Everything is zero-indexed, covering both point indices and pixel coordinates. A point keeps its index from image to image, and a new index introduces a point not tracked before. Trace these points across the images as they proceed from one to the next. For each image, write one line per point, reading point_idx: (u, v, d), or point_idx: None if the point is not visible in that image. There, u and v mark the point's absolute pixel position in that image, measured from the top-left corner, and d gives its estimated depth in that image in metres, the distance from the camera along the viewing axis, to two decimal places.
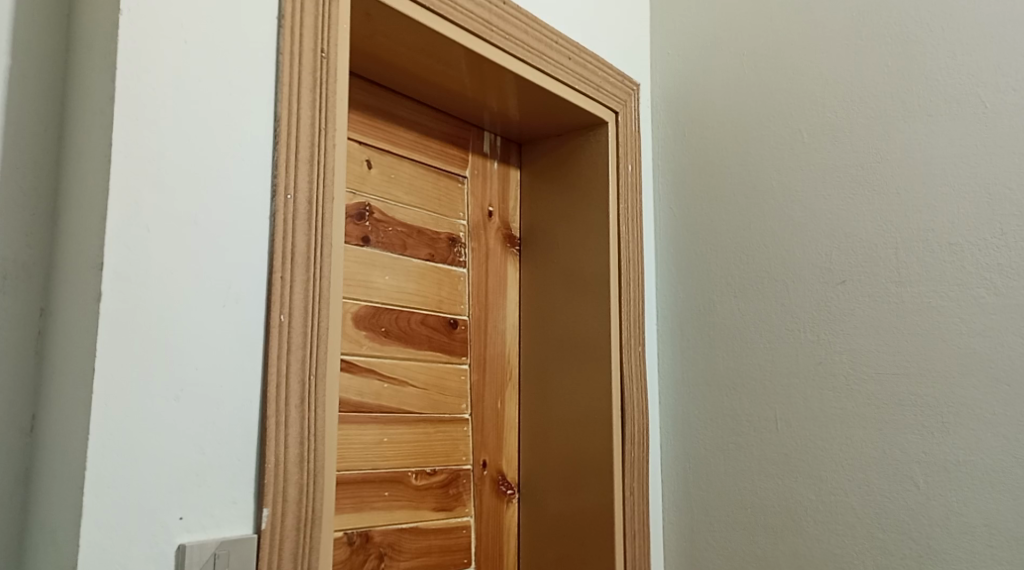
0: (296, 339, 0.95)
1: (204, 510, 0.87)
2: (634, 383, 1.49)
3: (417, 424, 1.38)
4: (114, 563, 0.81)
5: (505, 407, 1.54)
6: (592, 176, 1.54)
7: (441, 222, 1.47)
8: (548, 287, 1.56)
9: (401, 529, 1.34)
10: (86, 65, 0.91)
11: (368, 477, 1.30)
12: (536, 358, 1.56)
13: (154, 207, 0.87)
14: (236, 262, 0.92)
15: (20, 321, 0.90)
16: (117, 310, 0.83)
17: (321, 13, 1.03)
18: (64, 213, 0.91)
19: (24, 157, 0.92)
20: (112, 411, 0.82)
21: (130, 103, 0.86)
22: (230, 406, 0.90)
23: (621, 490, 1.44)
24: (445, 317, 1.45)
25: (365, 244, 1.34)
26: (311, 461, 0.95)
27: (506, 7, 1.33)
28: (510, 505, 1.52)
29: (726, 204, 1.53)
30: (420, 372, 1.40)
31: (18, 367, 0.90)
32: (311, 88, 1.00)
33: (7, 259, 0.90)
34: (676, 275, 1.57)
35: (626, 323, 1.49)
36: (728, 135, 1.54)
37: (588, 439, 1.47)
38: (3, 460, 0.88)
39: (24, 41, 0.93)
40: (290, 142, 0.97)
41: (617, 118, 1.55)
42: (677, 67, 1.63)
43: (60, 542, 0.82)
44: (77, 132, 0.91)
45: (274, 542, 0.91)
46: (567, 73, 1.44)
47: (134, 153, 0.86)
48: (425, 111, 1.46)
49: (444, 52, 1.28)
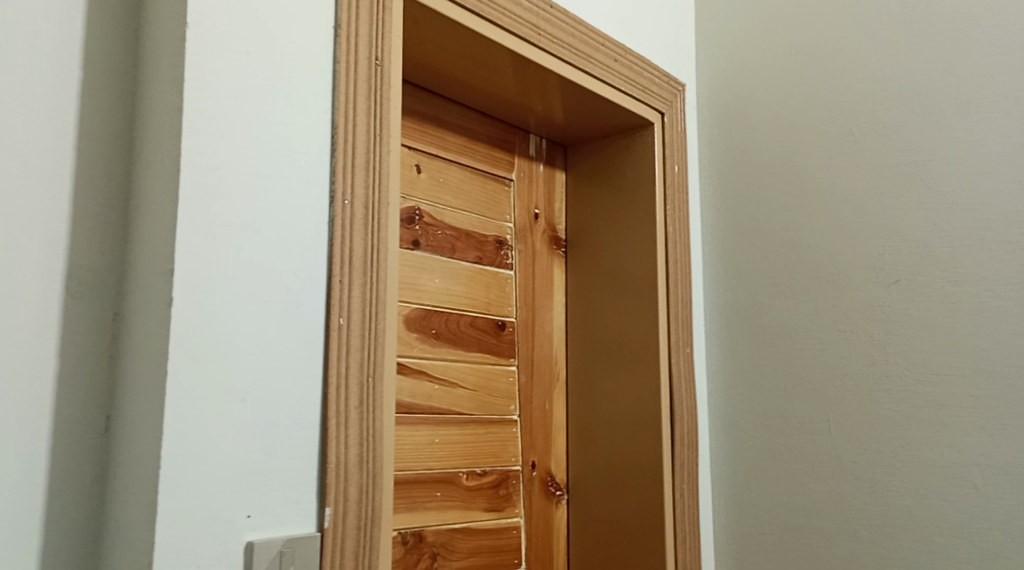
0: (355, 343, 0.97)
1: (271, 509, 0.90)
2: (683, 385, 1.49)
3: (467, 424, 1.40)
4: (185, 561, 0.83)
5: (554, 408, 1.55)
6: (639, 178, 1.54)
7: (489, 225, 1.48)
8: (596, 288, 1.57)
9: (453, 529, 1.35)
10: (155, 77, 0.94)
11: (420, 477, 1.32)
12: (584, 359, 1.57)
13: (220, 216, 0.89)
14: (298, 267, 0.95)
15: (94, 326, 0.94)
16: (188, 315, 0.86)
17: (376, 21, 1.05)
18: (134, 222, 0.94)
19: (97, 168, 0.96)
20: (184, 414, 0.85)
21: (197, 115, 0.89)
22: (293, 407, 0.93)
23: (672, 493, 1.44)
24: (494, 320, 1.47)
25: (416, 248, 1.36)
26: (370, 462, 0.97)
27: (552, 11, 1.34)
28: (559, 506, 1.53)
29: (774, 204, 1.52)
30: (469, 373, 1.41)
31: (92, 370, 0.93)
32: (366, 96, 1.02)
33: (82, 266, 0.93)
34: (724, 276, 1.57)
35: (675, 325, 1.49)
36: (775, 134, 1.54)
37: (638, 442, 1.47)
38: (80, 459, 0.91)
39: (95, 55, 0.97)
40: (347, 149, 1.00)
41: (663, 119, 1.55)
42: (722, 67, 1.63)
43: (135, 539, 0.84)
44: (146, 143, 0.94)
45: (337, 541, 0.93)
46: (614, 75, 1.45)
47: (201, 163, 0.88)
48: (472, 116, 1.48)
49: (492, 57, 1.30)
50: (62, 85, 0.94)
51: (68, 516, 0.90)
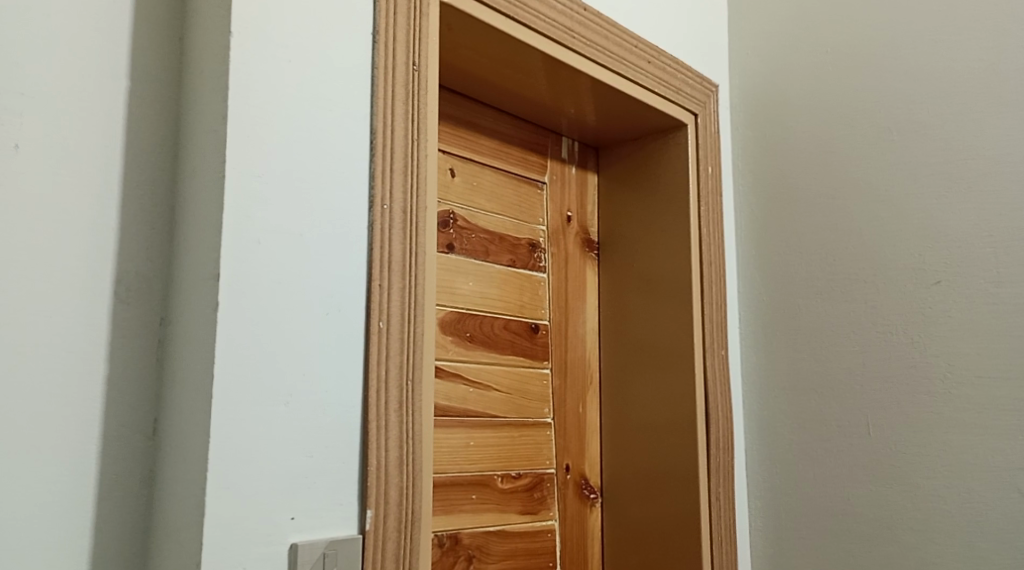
0: (394, 346, 0.98)
1: (314, 511, 0.91)
2: (719, 388, 1.48)
3: (502, 427, 1.40)
4: (234, 561, 0.84)
5: (587, 411, 1.55)
6: (672, 180, 1.54)
7: (522, 228, 1.49)
8: (629, 291, 1.57)
9: (488, 532, 1.36)
10: (199, 84, 0.95)
11: (456, 480, 1.32)
12: (617, 362, 1.56)
13: (263, 220, 0.90)
14: (338, 271, 0.96)
15: (142, 331, 0.95)
16: (232, 320, 0.87)
17: (413, 26, 1.05)
18: (180, 228, 0.96)
19: (143, 175, 0.97)
20: (228, 417, 0.86)
21: (241, 121, 0.90)
22: (334, 410, 0.94)
23: (709, 497, 1.43)
24: (527, 322, 1.47)
25: (450, 251, 1.37)
26: (410, 465, 0.97)
27: (586, 13, 1.34)
28: (594, 509, 1.53)
29: (810, 205, 1.51)
30: (503, 376, 1.42)
31: (140, 374, 0.95)
32: (404, 100, 1.03)
33: (130, 271, 0.95)
34: (759, 278, 1.56)
35: (710, 327, 1.49)
36: (811, 134, 1.53)
37: (673, 445, 1.47)
38: (129, 462, 0.93)
39: (141, 65, 0.98)
40: (386, 153, 1.00)
41: (697, 121, 1.54)
42: (756, 67, 1.62)
43: (182, 540, 0.86)
44: (191, 150, 0.95)
45: (378, 543, 0.94)
46: (647, 77, 1.44)
47: (245, 169, 0.90)
48: (504, 119, 1.48)
49: (526, 60, 1.30)
50: (109, 94, 0.96)
51: (118, 518, 0.91)
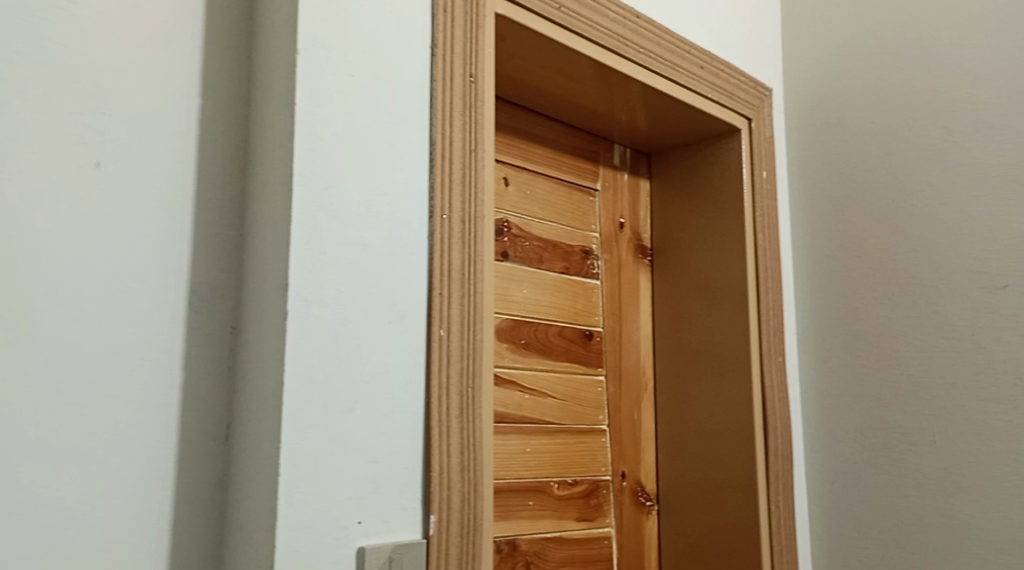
0: (455, 353, 1.00)
1: (380, 515, 0.92)
2: (777, 394, 1.47)
3: (558, 434, 1.41)
4: (306, 564, 0.87)
5: (643, 418, 1.55)
6: (727, 185, 1.53)
7: (575, 235, 1.49)
8: (683, 297, 1.56)
9: (546, 538, 1.36)
10: (267, 101, 0.98)
11: (513, 486, 1.34)
12: (672, 369, 1.56)
13: (328, 231, 0.93)
14: (400, 280, 0.97)
15: (214, 340, 0.98)
16: (300, 329, 0.89)
17: (470, 39, 1.07)
18: (249, 239, 0.99)
19: (214, 189, 1.00)
20: (297, 424, 0.88)
21: (307, 135, 0.92)
22: (398, 417, 0.95)
23: (768, 505, 1.43)
24: (581, 329, 1.48)
25: (505, 259, 1.38)
26: (471, 470, 0.99)
27: (639, 21, 1.35)
28: (650, 516, 1.53)
29: (869, 209, 1.49)
30: (559, 383, 1.43)
31: (213, 382, 0.98)
32: (462, 112, 1.05)
33: (203, 283, 0.98)
34: (817, 283, 1.54)
35: (767, 334, 1.48)
36: (868, 137, 1.51)
37: (731, 453, 1.46)
38: (203, 466, 0.96)
39: (211, 82, 1.02)
40: (445, 164, 1.02)
41: (751, 125, 1.54)
42: (812, 70, 1.61)
43: (256, 543, 0.88)
44: (259, 164, 0.98)
45: (442, 548, 0.95)
46: (701, 83, 1.44)
47: (311, 182, 0.92)
48: (557, 127, 1.49)
49: (580, 69, 1.31)
50: (182, 112, 0.99)
51: (193, 520, 0.94)
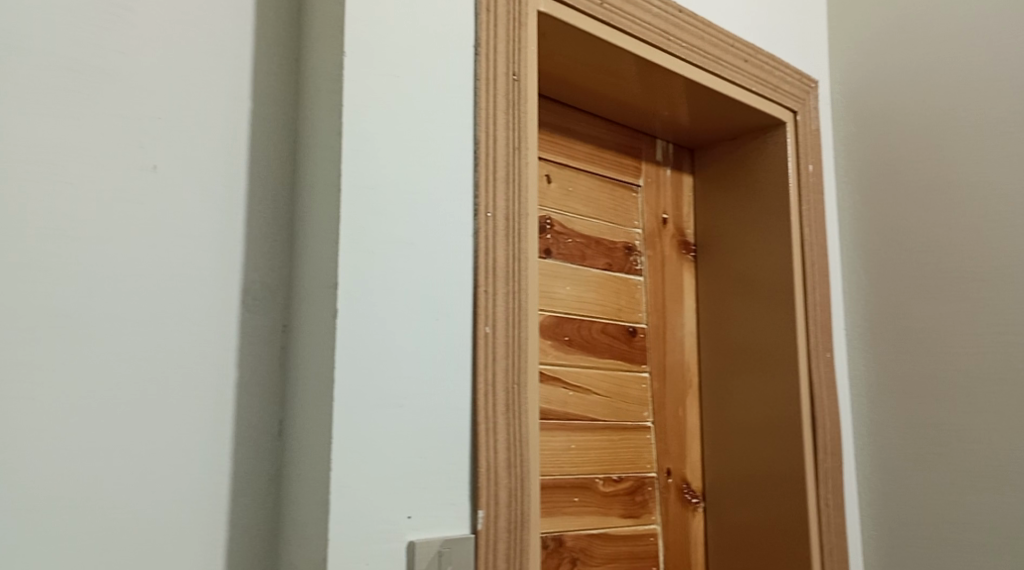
0: (501, 350, 1.00)
1: (429, 510, 0.94)
2: (825, 391, 1.46)
3: (602, 430, 1.41)
4: (358, 559, 0.88)
5: (688, 415, 1.55)
6: (771, 179, 1.52)
7: (618, 232, 1.49)
8: (727, 293, 1.55)
9: (591, 535, 1.37)
10: (315, 104, 1.00)
11: (558, 483, 1.34)
12: (717, 365, 1.55)
13: (375, 231, 0.94)
14: (445, 278, 0.98)
15: (266, 338, 1.00)
16: (350, 328, 0.91)
17: (513, 38, 1.08)
18: (299, 240, 1.00)
19: (266, 192, 1.02)
20: (348, 420, 0.89)
21: (355, 137, 0.94)
22: (445, 413, 0.96)
23: (817, 504, 1.41)
24: (625, 326, 1.48)
25: (548, 256, 1.39)
26: (518, 467, 1.00)
27: (682, 15, 1.34)
28: (696, 514, 1.52)
29: (918, 203, 1.48)
30: (602, 380, 1.43)
31: (265, 380, 0.99)
32: (505, 110, 1.05)
33: (255, 282, 1.00)
34: (865, 279, 1.53)
35: (814, 331, 1.47)
36: (917, 129, 1.49)
37: (778, 450, 1.45)
38: (257, 462, 0.98)
39: (261, 86, 1.04)
40: (489, 163, 1.03)
41: (796, 118, 1.53)
42: (859, 61, 1.58)
43: (309, 538, 0.90)
44: (308, 165, 1.00)
45: (489, 543, 0.96)
46: (745, 76, 1.43)
47: (359, 182, 0.93)
48: (598, 124, 1.49)
49: (622, 65, 1.31)
50: (233, 115, 1.01)
51: (248, 516, 0.96)
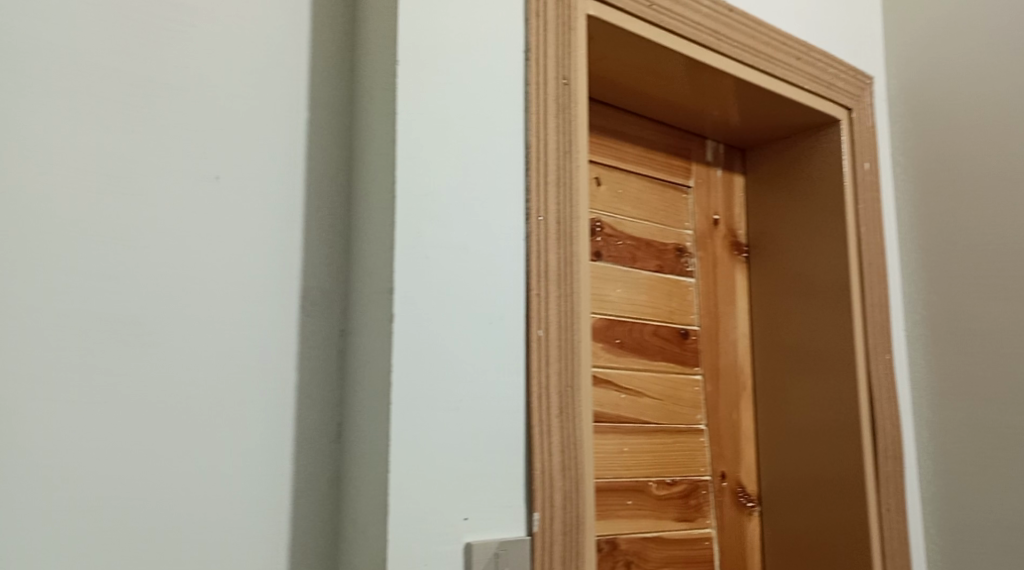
0: (554, 354, 1.01)
1: (486, 512, 0.94)
2: (884, 392, 1.44)
3: (655, 433, 1.41)
4: (417, 560, 0.89)
5: (742, 417, 1.53)
6: (825, 179, 1.50)
7: (668, 233, 1.49)
8: (781, 294, 1.54)
9: (646, 538, 1.36)
10: (369, 111, 1.01)
11: (612, 486, 1.34)
12: (771, 367, 1.54)
13: (429, 236, 0.95)
14: (499, 282, 0.99)
15: (325, 342, 1.02)
16: (406, 332, 0.92)
17: (563, 41, 1.08)
18: (355, 246, 1.02)
19: (323, 199, 1.04)
20: (405, 423, 0.91)
21: (409, 144, 0.95)
22: (499, 416, 0.97)
23: (879, 508, 1.39)
24: (677, 328, 1.47)
25: (598, 259, 1.39)
26: (573, 469, 1.00)
27: (732, 14, 1.34)
28: (752, 517, 1.51)
29: (978, 201, 1.45)
30: (655, 383, 1.42)
31: (323, 384, 1.01)
32: (556, 114, 1.06)
33: (313, 288, 1.02)
34: (924, 278, 1.50)
35: (872, 331, 1.44)
36: (976, 125, 1.46)
37: (836, 452, 1.43)
38: (317, 464, 0.99)
39: (317, 96, 1.06)
40: (540, 167, 1.04)
41: (851, 116, 1.51)
42: (914, 57, 1.56)
43: (369, 539, 0.91)
44: (364, 171, 1.01)
45: (546, 546, 0.96)
46: (797, 74, 1.42)
47: (412, 189, 0.95)
48: (648, 125, 1.49)
49: (672, 66, 1.31)
50: (290, 125, 1.03)
51: (308, 517, 0.98)
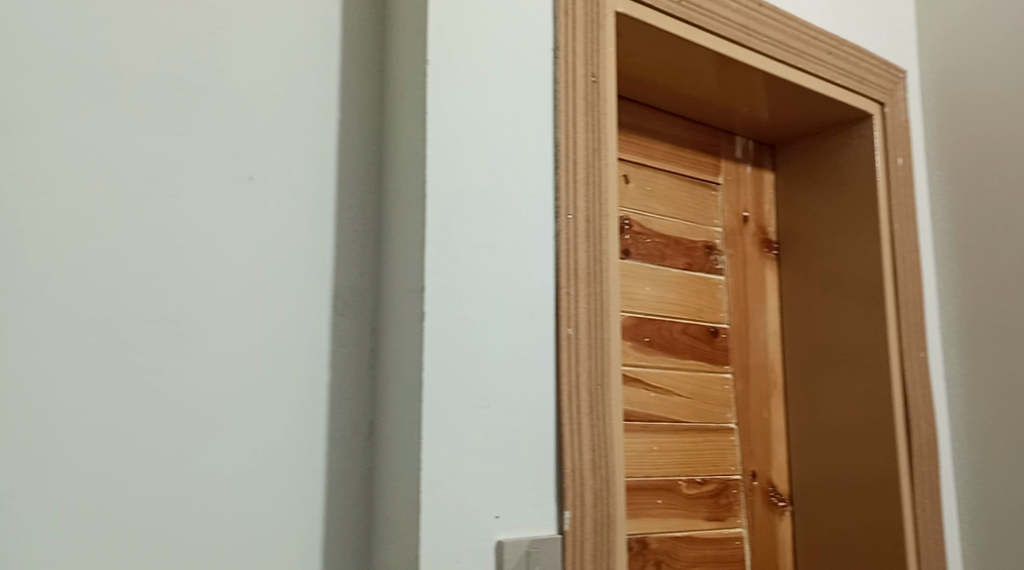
0: (584, 352, 1.01)
1: (517, 511, 0.94)
2: (918, 391, 1.42)
3: (685, 432, 1.40)
4: (448, 558, 0.90)
5: (773, 416, 1.52)
6: (857, 175, 1.49)
7: (698, 231, 1.48)
8: (812, 292, 1.52)
9: (676, 537, 1.36)
10: (399, 111, 1.02)
11: (641, 484, 1.33)
12: (803, 365, 1.52)
13: (459, 235, 0.95)
14: (529, 281, 0.99)
15: (356, 341, 1.02)
16: (437, 331, 0.92)
17: (591, 39, 1.08)
18: (386, 245, 1.02)
19: (353, 198, 1.05)
20: (436, 422, 0.91)
21: (439, 143, 0.95)
22: (530, 415, 0.97)
23: (914, 508, 1.38)
24: (707, 326, 1.46)
25: (627, 257, 1.38)
26: (603, 468, 1.00)
27: (762, 9, 1.33)
28: (784, 517, 1.50)
29: (1014, 196, 1.43)
30: (684, 381, 1.42)
31: (354, 382, 1.02)
32: (584, 111, 1.06)
33: (344, 287, 1.03)
34: (959, 275, 1.48)
35: (906, 329, 1.43)
36: (1012, 119, 1.44)
37: (869, 452, 1.42)
38: (349, 463, 1.00)
39: (347, 96, 1.06)
40: (569, 165, 1.04)
41: (883, 110, 1.49)
42: (948, 51, 1.54)
43: (401, 536, 0.92)
44: (394, 171, 1.02)
45: (577, 544, 0.96)
46: (829, 69, 1.41)
47: (442, 188, 0.95)
48: (677, 122, 1.48)
49: (702, 62, 1.30)
50: (320, 125, 1.04)
51: (340, 515, 0.99)
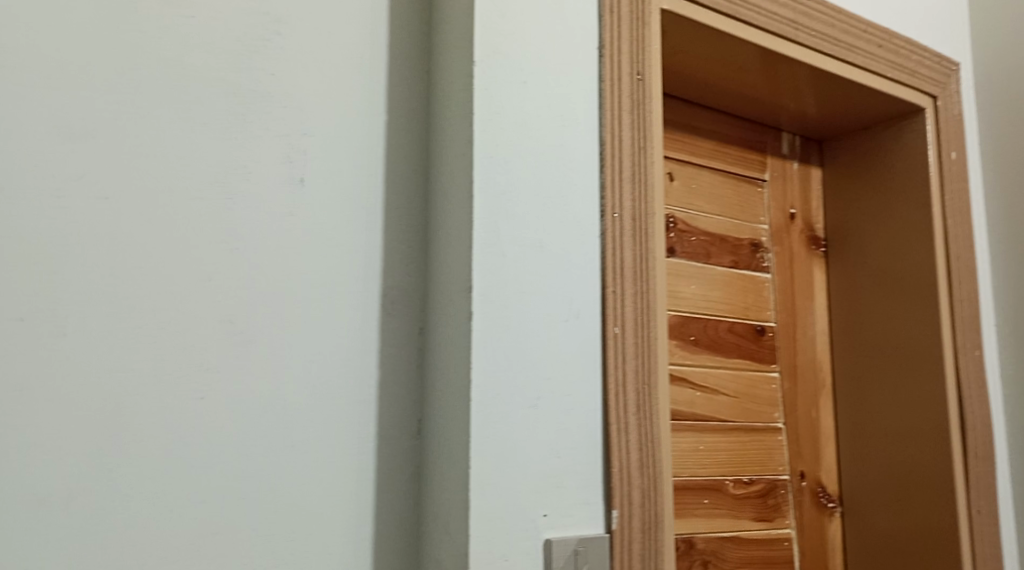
0: (630, 351, 1.00)
1: (565, 510, 0.94)
2: (973, 390, 1.39)
3: (732, 431, 1.39)
4: (497, 555, 0.90)
5: (822, 416, 1.50)
6: (908, 171, 1.46)
7: (744, 228, 1.47)
8: (862, 290, 1.50)
9: (723, 538, 1.35)
10: (446, 111, 1.02)
11: (687, 484, 1.33)
12: (852, 364, 1.50)
13: (506, 234, 0.95)
14: (575, 280, 0.99)
15: (403, 340, 1.03)
16: (485, 330, 0.93)
17: (636, 37, 1.07)
18: (433, 245, 1.03)
19: (399, 198, 1.06)
20: (484, 420, 0.91)
21: (486, 143, 0.96)
22: (577, 413, 0.97)
23: (969, 509, 1.35)
24: (754, 324, 1.45)
25: (672, 255, 1.38)
26: (651, 467, 0.99)
27: (811, 3, 1.31)
28: (834, 518, 1.48)
29: None
30: (731, 380, 1.40)
31: (402, 381, 1.03)
32: (630, 110, 1.05)
33: (392, 286, 1.03)
34: (1015, 271, 1.45)
35: (960, 327, 1.40)
36: None
37: (922, 452, 1.39)
38: (396, 461, 1.01)
39: (394, 97, 1.07)
40: (615, 164, 1.03)
41: (936, 104, 1.46)
42: (1002, 42, 1.50)
43: (450, 534, 0.92)
44: (441, 171, 1.02)
45: (625, 543, 0.96)
46: (880, 62, 1.38)
47: (489, 187, 0.95)
48: (722, 119, 1.47)
49: (750, 58, 1.29)
50: (367, 126, 1.05)
51: (388, 513, 1.00)
